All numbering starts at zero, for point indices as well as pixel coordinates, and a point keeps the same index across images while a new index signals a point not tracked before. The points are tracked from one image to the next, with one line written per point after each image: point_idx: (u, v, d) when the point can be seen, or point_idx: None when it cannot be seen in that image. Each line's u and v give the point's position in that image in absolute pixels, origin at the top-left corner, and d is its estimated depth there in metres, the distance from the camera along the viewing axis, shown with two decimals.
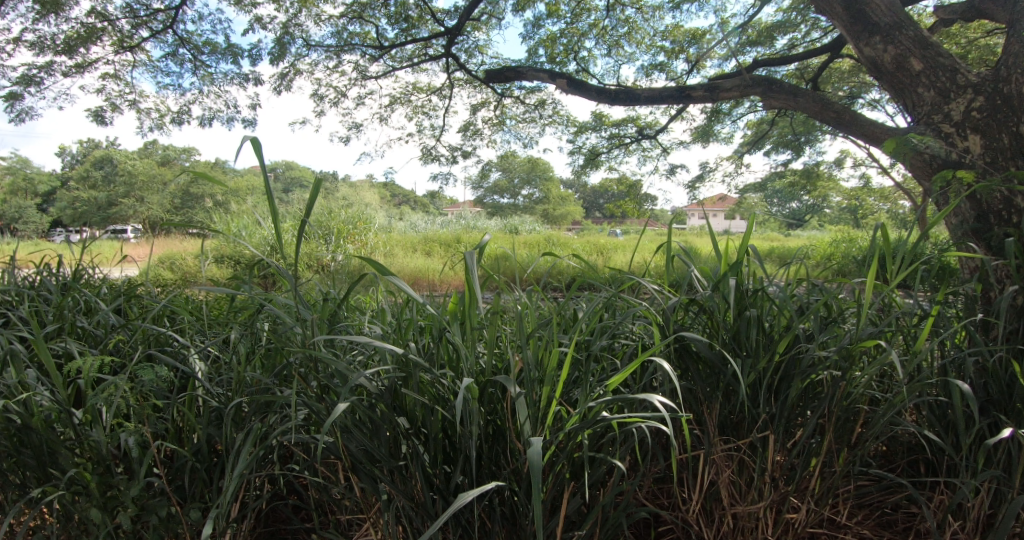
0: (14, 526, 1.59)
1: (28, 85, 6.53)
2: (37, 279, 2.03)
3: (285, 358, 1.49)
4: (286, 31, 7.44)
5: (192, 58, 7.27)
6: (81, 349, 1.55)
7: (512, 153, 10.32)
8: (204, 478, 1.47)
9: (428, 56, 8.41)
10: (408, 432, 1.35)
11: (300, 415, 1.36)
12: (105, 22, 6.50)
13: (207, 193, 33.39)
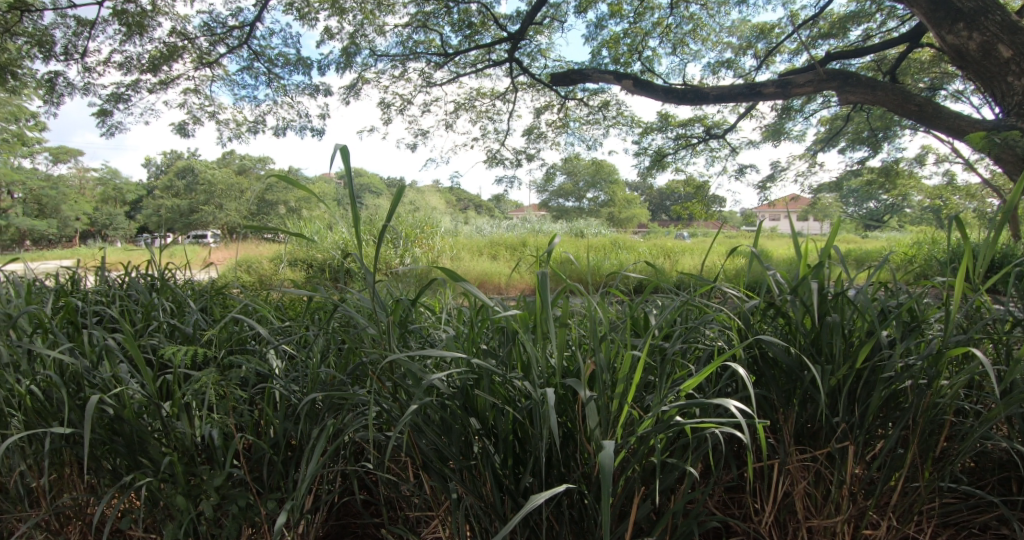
0: (105, 509, 1.68)
1: (118, 102, 7.00)
2: (127, 280, 2.14)
3: (358, 357, 1.53)
4: (352, 42, 7.68)
5: (266, 71, 7.62)
6: (171, 345, 1.61)
7: (577, 156, 10.35)
8: (282, 470, 1.53)
9: (491, 62, 8.50)
10: (479, 432, 1.38)
11: (373, 414, 1.39)
12: (186, 41, 6.89)
13: (281, 200, 34.92)
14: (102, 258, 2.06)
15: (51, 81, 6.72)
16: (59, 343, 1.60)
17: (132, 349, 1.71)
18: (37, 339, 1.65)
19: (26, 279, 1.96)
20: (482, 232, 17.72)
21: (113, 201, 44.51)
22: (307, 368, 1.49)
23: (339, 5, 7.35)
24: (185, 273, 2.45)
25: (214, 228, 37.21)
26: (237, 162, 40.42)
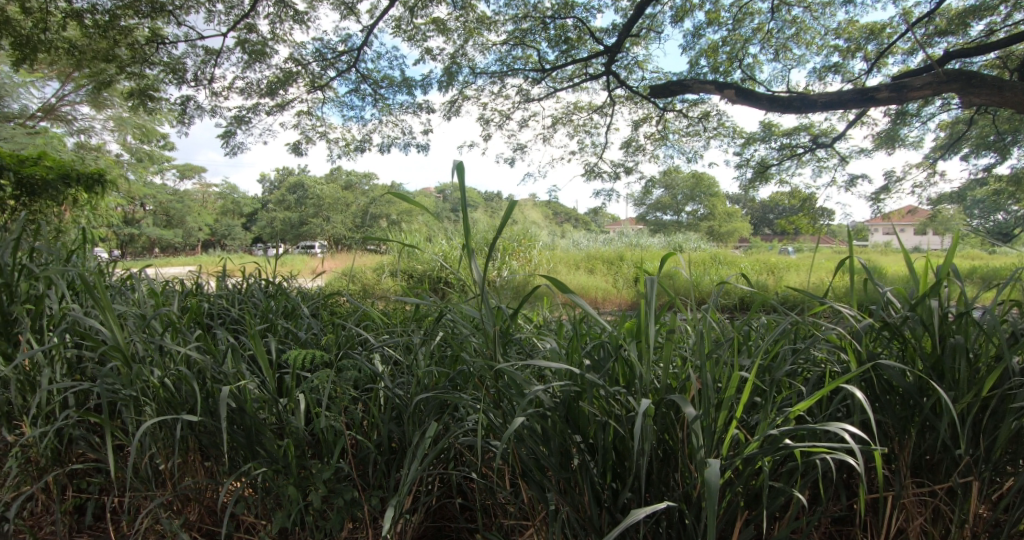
0: (224, 495, 1.77)
1: (240, 124, 7.60)
2: (243, 287, 2.31)
3: (460, 365, 1.57)
4: (453, 61, 7.96)
5: (373, 92, 8.02)
6: (288, 349, 1.72)
7: (676, 169, 10.17)
8: (384, 469, 1.59)
9: (587, 75, 8.52)
10: (580, 445, 1.39)
11: (474, 420, 1.43)
12: (300, 67, 7.40)
13: (384, 213, 36.18)
14: (223, 266, 2.25)
15: (183, 105, 7.40)
16: (188, 342, 1.73)
17: (250, 350, 1.85)
18: (169, 336, 1.79)
19: (161, 281, 2.16)
20: (581, 246, 17.51)
21: (229, 213, 48.07)
22: (413, 373, 1.56)
23: (442, 26, 7.61)
24: (296, 282, 2.63)
25: (315, 239, 39.19)
26: (341, 175, 41.90)
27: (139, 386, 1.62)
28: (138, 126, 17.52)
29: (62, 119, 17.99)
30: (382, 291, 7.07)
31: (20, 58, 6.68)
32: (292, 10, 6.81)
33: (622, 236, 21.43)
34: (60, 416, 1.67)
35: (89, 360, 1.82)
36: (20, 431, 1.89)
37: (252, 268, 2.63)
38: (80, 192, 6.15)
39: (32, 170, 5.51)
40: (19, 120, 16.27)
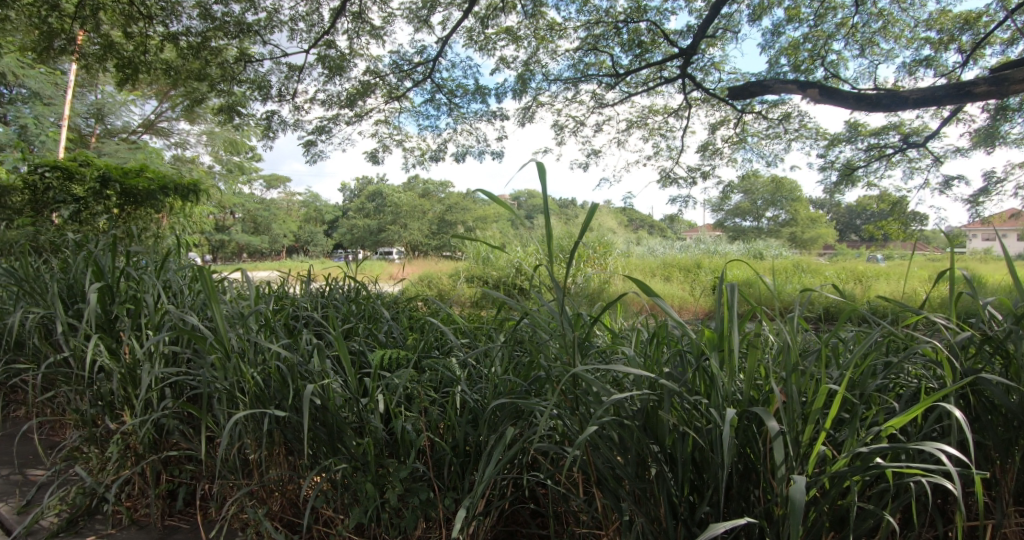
0: (306, 490, 1.83)
1: (321, 134, 7.92)
2: (326, 289, 2.43)
3: (536, 371, 1.59)
4: (527, 69, 8.00)
5: (448, 101, 8.18)
6: (370, 351, 1.79)
7: (755, 173, 9.87)
8: (459, 471, 1.63)
9: (663, 79, 8.37)
10: (658, 455, 1.38)
11: (550, 426, 1.45)
12: (378, 78, 7.63)
13: (459, 220, 35.98)
14: (308, 271, 2.37)
15: (268, 120, 7.78)
16: (279, 342, 1.82)
17: (333, 350, 1.93)
18: (262, 335, 1.89)
19: (250, 281, 2.29)
20: (656, 252, 17.00)
21: (312, 219, 49.44)
22: (489, 379, 1.60)
23: (515, 35, 7.66)
24: (374, 286, 2.74)
25: (393, 245, 39.31)
26: (418, 184, 41.14)
27: (234, 379, 1.71)
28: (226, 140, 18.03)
29: (161, 134, 18.55)
30: (457, 298, 7.10)
31: (123, 79, 7.02)
32: (370, 25, 7.02)
33: (699, 242, 20.63)
34: (160, 406, 1.78)
35: (186, 355, 1.93)
36: (123, 420, 2.01)
37: (333, 273, 2.75)
38: (176, 201, 6.38)
39: (136, 181, 5.85)
40: (124, 137, 17.03)
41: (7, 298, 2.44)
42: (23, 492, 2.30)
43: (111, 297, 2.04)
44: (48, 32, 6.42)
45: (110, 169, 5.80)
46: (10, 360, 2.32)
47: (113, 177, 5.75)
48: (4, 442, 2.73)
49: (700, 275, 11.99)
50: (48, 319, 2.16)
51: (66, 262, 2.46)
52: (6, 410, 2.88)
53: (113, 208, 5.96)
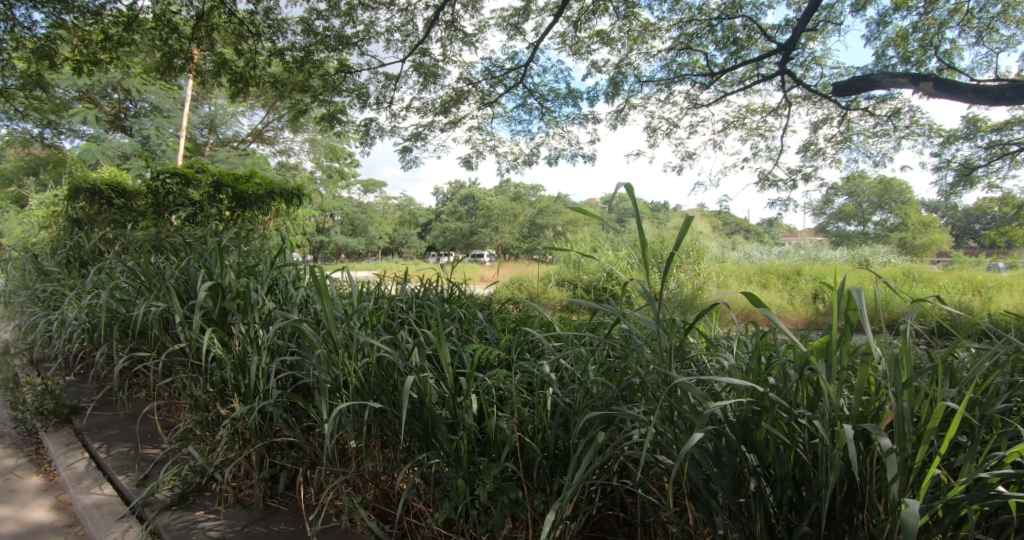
0: (398, 483, 1.92)
1: (418, 140, 8.24)
2: (422, 291, 2.56)
3: (630, 377, 1.63)
4: (619, 71, 7.94)
5: (540, 105, 8.29)
6: (466, 352, 1.88)
7: (861, 173, 9.39)
8: (548, 473, 1.67)
9: (760, 76, 8.08)
10: (756, 469, 1.39)
11: (642, 433, 1.50)
12: (471, 85, 7.80)
13: (550, 223, 34.83)
14: (405, 273, 2.50)
15: (367, 127, 8.14)
16: (383, 339, 1.94)
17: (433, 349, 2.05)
18: (364, 331, 2.01)
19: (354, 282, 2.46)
20: (753, 256, 16.09)
21: (406, 222, 49.66)
22: (582, 385, 1.66)
23: (607, 37, 7.63)
24: (466, 288, 2.87)
25: (484, 247, 38.31)
26: (511, 188, 39.76)
27: (337, 372, 1.83)
28: (327, 147, 18.02)
29: (267, 142, 18.12)
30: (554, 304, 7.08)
31: (236, 92, 7.47)
32: (462, 32, 7.16)
33: (798, 246, 19.43)
34: (269, 395, 1.92)
35: (292, 348, 2.07)
36: (231, 406, 2.17)
37: (428, 274, 2.88)
38: (281, 205, 6.70)
39: (245, 187, 6.17)
40: (235, 146, 16.58)
41: (134, 292, 2.71)
42: (142, 467, 2.54)
43: (221, 295, 2.22)
44: (169, 52, 6.62)
45: (223, 175, 6.13)
46: (134, 347, 2.57)
47: (226, 184, 6.09)
48: (129, 421, 3.04)
49: (800, 282, 11.35)
50: (168, 312, 2.38)
51: (183, 259, 2.71)
52: (131, 392, 3.22)
53: (225, 211, 6.32)
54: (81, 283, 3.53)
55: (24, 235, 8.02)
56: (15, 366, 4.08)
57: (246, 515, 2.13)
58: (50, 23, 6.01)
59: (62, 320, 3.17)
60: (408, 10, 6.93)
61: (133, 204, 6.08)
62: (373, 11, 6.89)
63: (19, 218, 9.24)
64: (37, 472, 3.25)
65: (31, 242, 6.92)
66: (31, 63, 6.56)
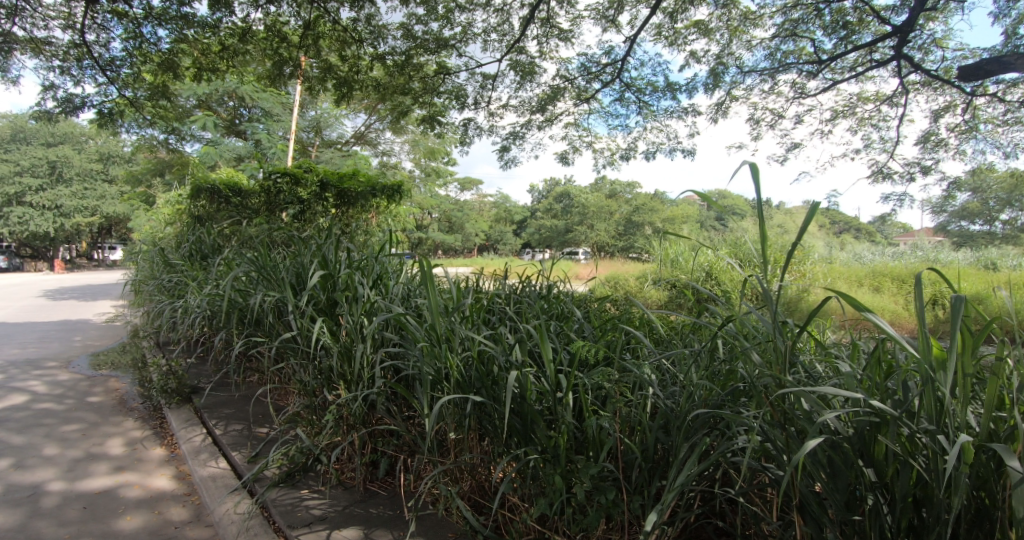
0: (499, 476, 2.04)
1: (515, 139, 8.38)
2: (522, 288, 2.77)
3: (736, 386, 1.82)
4: (720, 61, 7.72)
5: (636, 99, 8.18)
6: (564, 353, 2.02)
7: (989, 166, 8.57)
8: (646, 476, 1.79)
9: (873, 62, 7.56)
10: (873, 484, 1.44)
11: (749, 440, 1.63)
12: (567, 83, 7.84)
13: (646, 221, 33.40)
14: (504, 270, 2.70)
15: (465, 127, 8.37)
16: (487, 335, 2.10)
17: (532, 346, 2.18)
18: (466, 325, 2.17)
19: (455, 278, 2.65)
20: (862, 257, 14.92)
21: (508, 220, 49.53)
22: (688, 390, 1.83)
23: (705, 28, 7.42)
24: (564, 286, 3.00)
25: (582, 245, 37.40)
26: (604, 184, 38.51)
27: (442, 364, 1.98)
28: (427, 147, 18.21)
29: (368, 144, 18.70)
30: (656, 304, 6.99)
31: (340, 96, 7.86)
32: (558, 29, 7.19)
33: (915, 246, 17.87)
34: (377, 384, 2.08)
35: (394, 341, 2.23)
36: (337, 392, 2.34)
37: (527, 271, 3.06)
38: (382, 201, 6.94)
39: (348, 185, 6.48)
40: (339, 147, 17.15)
41: (249, 283, 2.98)
42: (252, 445, 2.76)
43: (332, 286, 2.43)
44: (279, 60, 7.08)
45: (328, 176, 6.44)
46: (251, 333, 2.85)
47: (330, 183, 6.43)
48: (241, 402, 3.33)
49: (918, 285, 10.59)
50: (281, 303, 2.63)
51: (295, 253, 2.98)
52: (244, 376, 3.52)
53: (330, 208, 6.70)
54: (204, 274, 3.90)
55: (153, 231, 8.85)
56: (145, 347, 4.57)
57: (348, 496, 2.28)
58: (173, 38, 6.59)
59: (185, 308, 3.53)
60: (504, 10, 7.02)
61: (247, 202, 6.57)
62: (469, 13, 7.05)
63: (149, 215, 10.16)
64: (161, 444, 3.67)
65: (158, 237, 7.63)
66: (157, 75, 7.18)
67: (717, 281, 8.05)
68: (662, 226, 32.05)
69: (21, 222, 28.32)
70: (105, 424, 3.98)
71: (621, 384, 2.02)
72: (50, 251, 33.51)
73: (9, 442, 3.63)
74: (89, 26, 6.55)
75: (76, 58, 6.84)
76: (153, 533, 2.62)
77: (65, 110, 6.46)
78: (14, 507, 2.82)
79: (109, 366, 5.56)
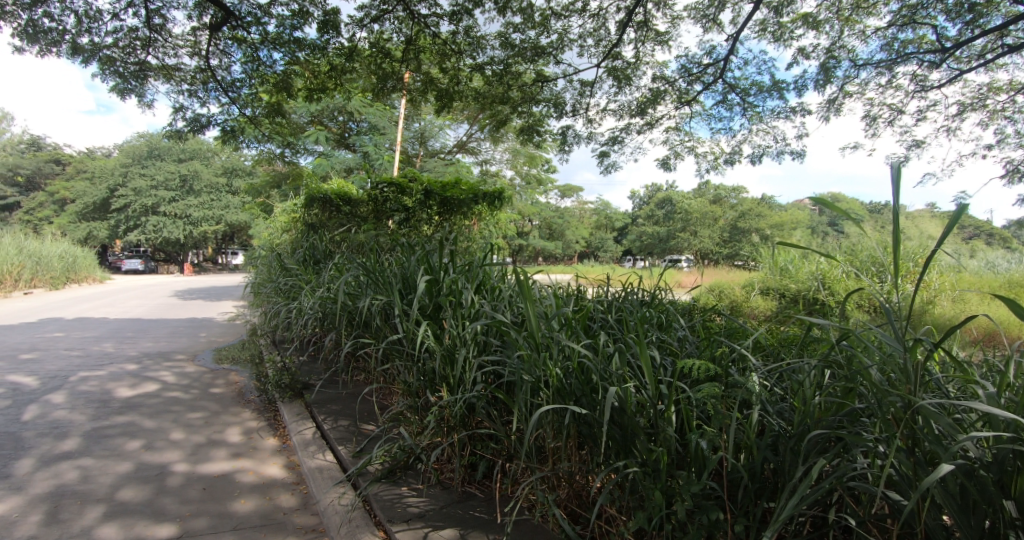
0: (596, 487, 2.03)
1: (615, 143, 8.34)
2: (622, 296, 2.83)
3: (854, 403, 1.75)
4: (831, 56, 7.31)
5: (740, 100, 7.86)
6: (666, 363, 2.01)
7: None
8: (752, 497, 1.73)
9: (1007, 47, 6.77)
10: (1013, 521, 1.37)
11: (869, 464, 1.57)
12: (667, 85, 7.67)
13: (752, 227, 31.56)
14: (606, 278, 2.77)
15: (565, 134, 8.43)
16: (584, 341, 2.14)
17: (632, 355, 2.18)
18: (565, 332, 2.22)
19: (554, 286, 2.72)
20: (1004, 265, 13.30)
21: (603, 227, 48.99)
22: (800, 408, 1.77)
23: (813, 21, 7.00)
24: (666, 294, 2.98)
25: (683, 253, 36.03)
26: (709, 189, 36.75)
27: (541, 372, 2.03)
28: (527, 155, 18.33)
29: (469, 153, 19.20)
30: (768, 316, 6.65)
31: (442, 107, 8.13)
32: (655, 31, 7.06)
33: None
34: (477, 387, 2.16)
35: (494, 345, 2.32)
36: (439, 394, 2.45)
37: (628, 279, 3.10)
38: (484, 209, 7.15)
39: (451, 193, 6.71)
40: (441, 156, 17.74)
41: (357, 288, 3.22)
42: (357, 441, 2.90)
43: (436, 291, 2.60)
44: (383, 75, 7.50)
45: (432, 185, 6.71)
46: (359, 334, 3.07)
47: (434, 192, 6.69)
48: (348, 399, 3.54)
49: None
50: (388, 306, 2.83)
51: (400, 260, 3.19)
52: (351, 375, 3.75)
53: (434, 216, 6.98)
54: (316, 278, 4.23)
55: (271, 237, 9.63)
56: (261, 344, 4.98)
57: (446, 496, 2.35)
58: (287, 60, 7.17)
59: (300, 310, 3.86)
60: (601, 15, 7.00)
61: (356, 210, 6.89)
62: (566, 19, 7.09)
63: (268, 223, 11.08)
64: (274, 435, 3.97)
65: (276, 244, 8.30)
66: (273, 95, 7.83)
67: (833, 292, 7.53)
68: (764, 232, 30.29)
69: (157, 230, 31.89)
70: (225, 413, 4.37)
71: (726, 399, 1.98)
72: (181, 256, 37.45)
73: (144, 425, 4.08)
74: (213, 52, 7.26)
75: (202, 82, 7.59)
76: (265, 517, 2.83)
77: (193, 129, 7.19)
78: (145, 483, 3.16)
79: (229, 360, 6.11)
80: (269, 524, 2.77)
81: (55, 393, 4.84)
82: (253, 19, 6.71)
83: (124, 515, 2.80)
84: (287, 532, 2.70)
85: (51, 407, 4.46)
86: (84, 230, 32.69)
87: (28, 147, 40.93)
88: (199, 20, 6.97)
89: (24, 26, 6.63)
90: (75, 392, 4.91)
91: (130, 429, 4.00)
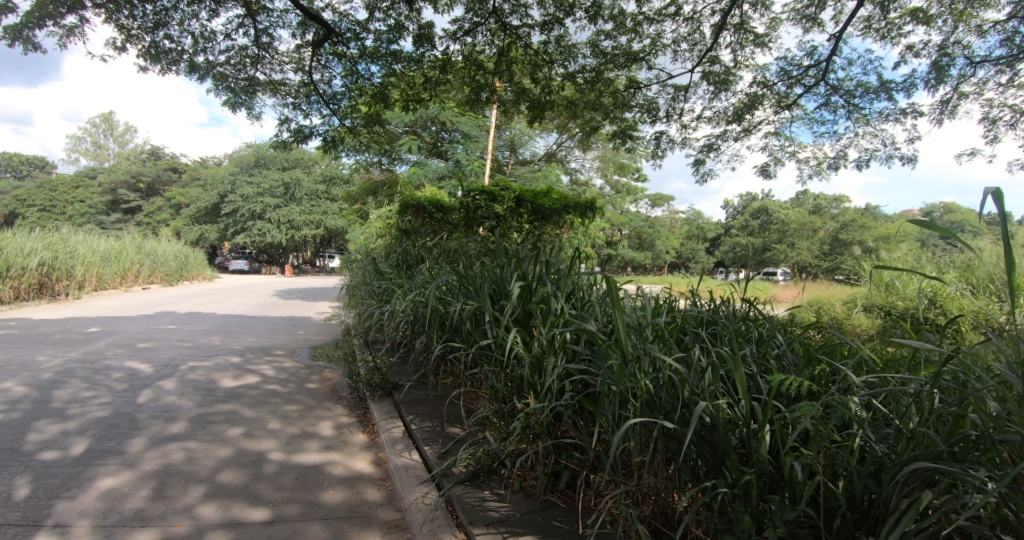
0: (684, 505, 1.96)
1: (711, 152, 8.08)
2: (717, 308, 2.75)
3: (971, 436, 1.59)
4: (945, 53, 6.69)
5: (846, 103, 7.35)
6: (762, 381, 1.92)
7: None
8: (854, 529, 1.62)
9: None
10: None
11: (986, 505, 1.42)
12: (766, 89, 7.32)
13: (856, 238, 29.29)
14: (696, 288, 2.70)
15: (658, 141, 8.26)
16: (674, 353, 2.08)
17: (726, 371, 2.10)
18: (657, 344, 2.18)
19: (645, 297, 2.69)
20: None
21: (693, 237, 47.29)
22: (911, 438, 1.63)
23: (924, 16, 6.43)
24: (766, 310, 2.84)
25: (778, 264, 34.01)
26: (810, 199, 34.55)
27: (627, 384, 1.99)
28: (616, 162, 18.09)
29: (558, 161, 19.26)
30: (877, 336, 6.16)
31: (533, 117, 8.23)
32: (754, 33, 6.76)
33: None
34: (563, 396, 2.17)
35: (581, 353, 2.33)
36: (526, 401, 2.49)
37: (722, 292, 3.00)
38: (574, 218, 7.17)
39: (542, 201, 6.81)
40: (530, 164, 17.93)
41: (449, 293, 3.35)
42: (442, 442, 2.98)
43: (527, 298, 2.65)
44: (476, 86, 7.74)
45: (523, 193, 6.79)
46: (449, 338, 3.19)
47: (525, 200, 6.78)
48: (436, 401, 3.66)
49: None
50: (479, 312, 2.93)
51: (491, 267, 3.28)
52: (439, 377, 3.88)
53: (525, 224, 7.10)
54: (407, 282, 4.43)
55: (367, 242, 10.14)
56: (355, 344, 5.25)
57: (528, 503, 2.36)
58: (384, 72, 7.54)
59: (393, 312, 4.06)
60: (695, 18, 6.81)
61: (448, 217, 7.13)
62: (658, 24, 6.96)
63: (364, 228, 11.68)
64: (363, 431, 4.16)
65: (371, 248, 8.74)
66: (370, 106, 8.27)
67: (948, 312, 6.86)
68: (868, 244, 28.04)
69: (260, 233, 34.58)
70: (318, 408, 4.63)
71: (828, 421, 1.86)
72: (281, 257, 40.32)
73: (243, 414, 4.41)
74: (315, 67, 7.78)
75: (305, 95, 8.14)
76: (351, 509, 2.96)
77: (296, 139, 7.73)
78: (242, 468, 3.41)
79: (324, 357, 6.48)
80: (355, 516, 2.89)
81: (168, 380, 5.35)
82: (352, 35, 7.15)
83: (221, 496, 3.04)
84: (372, 525, 2.81)
85: (163, 392, 4.93)
86: (197, 233, 36.14)
87: (151, 157, 45.81)
88: (303, 38, 7.49)
89: (148, 47, 7.44)
90: (185, 379, 5.40)
91: (231, 417, 4.34)
